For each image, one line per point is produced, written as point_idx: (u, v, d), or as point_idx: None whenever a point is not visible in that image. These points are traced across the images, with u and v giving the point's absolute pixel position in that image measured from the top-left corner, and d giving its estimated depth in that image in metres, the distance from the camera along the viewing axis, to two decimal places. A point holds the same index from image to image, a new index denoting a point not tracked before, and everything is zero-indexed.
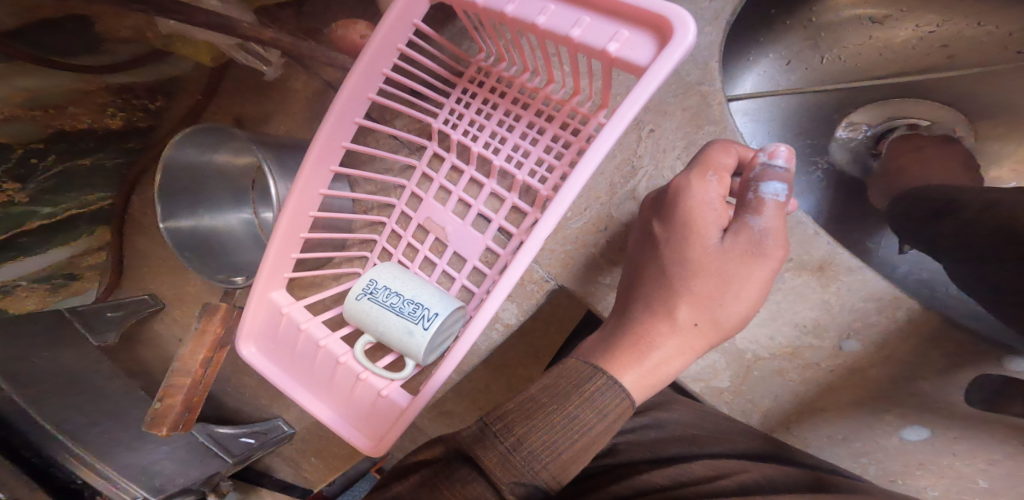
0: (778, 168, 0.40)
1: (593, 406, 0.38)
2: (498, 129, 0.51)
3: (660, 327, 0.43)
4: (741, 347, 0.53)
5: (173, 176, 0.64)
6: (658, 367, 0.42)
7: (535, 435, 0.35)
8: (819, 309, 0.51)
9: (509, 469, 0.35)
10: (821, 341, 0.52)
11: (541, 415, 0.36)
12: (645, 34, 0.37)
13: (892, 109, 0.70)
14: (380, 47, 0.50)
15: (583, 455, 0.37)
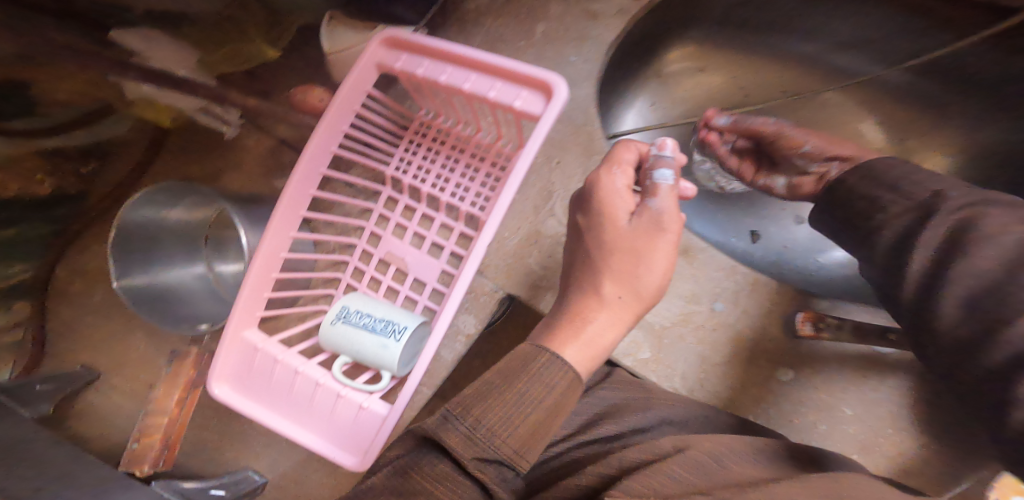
0: (667, 156, 0.53)
1: (538, 379, 0.44)
2: (442, 171, 0.64)
3: (594, 308, 0.53)
4: (651, 325, 0.58)
5: (131, 236, 0.70)
6: (593, 341, 0.51)
7: (499, 419, 0.41)
8: (731, 287, 0.55)
9: (477, 457, 0.40)
10: (739, 312, 0.56)
11: (503, 399, 0.42)
12: (539, 94, 0.51)
13: None
14: (340, 110, 0.60)
15: (538, 432, 0.42)
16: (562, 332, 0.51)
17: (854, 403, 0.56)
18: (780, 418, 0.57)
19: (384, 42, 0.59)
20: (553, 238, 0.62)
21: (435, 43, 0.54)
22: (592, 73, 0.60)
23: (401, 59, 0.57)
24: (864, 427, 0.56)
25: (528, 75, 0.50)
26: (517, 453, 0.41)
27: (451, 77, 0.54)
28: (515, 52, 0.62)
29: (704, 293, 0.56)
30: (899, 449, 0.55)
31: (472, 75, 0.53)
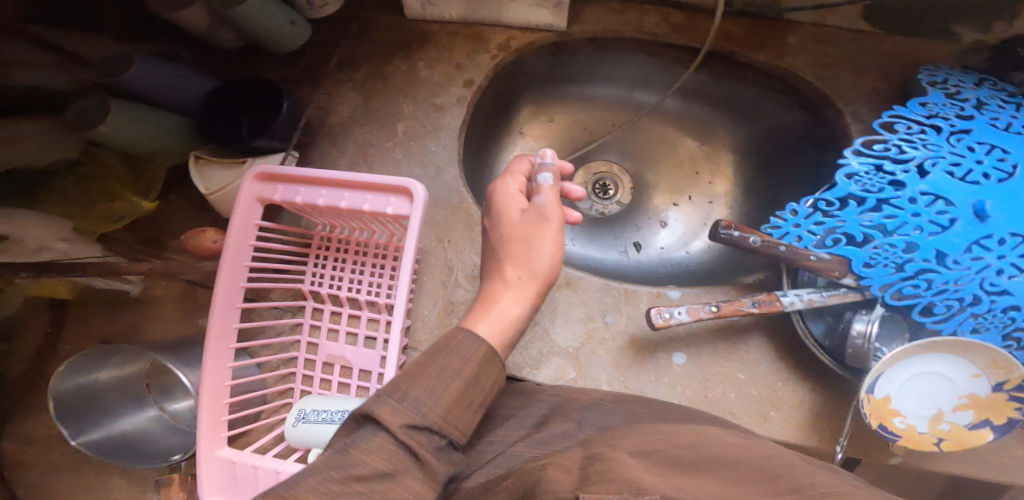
0: (547, 163, 0.55)
1: (459, 353, 0.41)
2: (352, 274, 0.68)
3: (494, 289, 0.51)
4: (563, 348, 0.65)
5: (70, 403, 0.60)
6: (506, 313, 0.49)
7: (399, 419, 0.36)
8: (612, 300, 0.66)
9: (395, 455, 0.34)
10: (628, 318, 0.66)
11: (405, 389, 0.37)
12: (406, 197, 0.51)
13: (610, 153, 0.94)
14: (237, 250, 0.55)
15: (465, 402, 0.40)
16: (463, 347, 0.42)
17: (746, 368, 0.63)
18: (694, 394, 0.62)
19: (257, 178, 0.54)
20: (466, 303, 0.63)
21: (302, 170, 0.52)
22: (451, 157, 0.66)
23: (276, 191, 0.54)
24: (763, 386, 0.62)
25: (390, 183, 0.50)
26: (430, 452, 0.36)
27: (327, 198, 0.52)
28: (382, 152, 0.66)
29: (593, 310, 0.66)
30: (798, 402, 0.61)
31: (345, 192, 0.52)
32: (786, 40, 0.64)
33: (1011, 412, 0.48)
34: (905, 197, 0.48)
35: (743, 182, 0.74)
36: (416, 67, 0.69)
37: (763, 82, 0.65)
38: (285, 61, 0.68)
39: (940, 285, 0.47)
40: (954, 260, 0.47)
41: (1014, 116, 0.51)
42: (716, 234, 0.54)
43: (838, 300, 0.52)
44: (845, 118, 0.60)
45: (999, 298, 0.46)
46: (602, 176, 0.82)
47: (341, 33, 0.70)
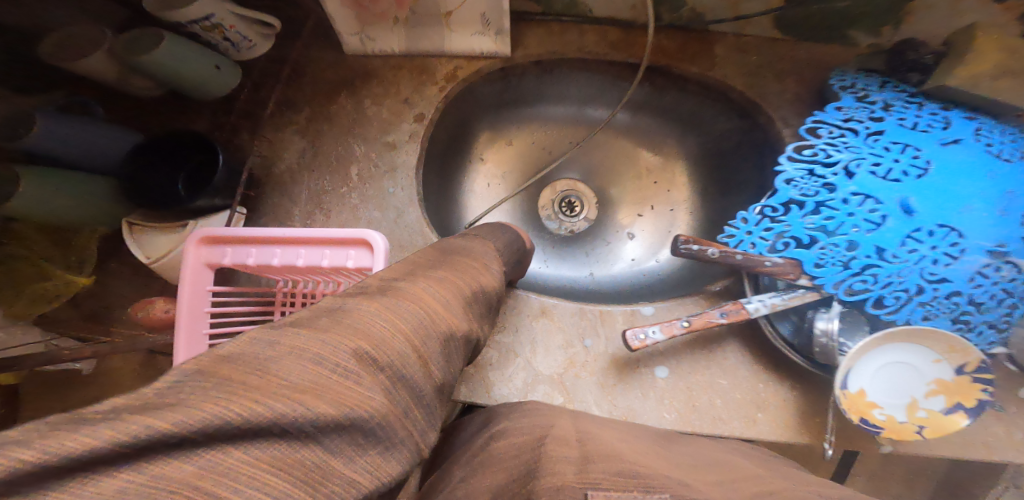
0: None
1: (436, 283, 0.39)
2: None
3: (465, 259, 0.47)
4: (548, 376, 0.64)
5: None
6: (479, 282, 0.45)
7: (412, 316, 0.33)
8: (589, 323, 0.66)
9: (410, 351, 0.32)
10: (606, 339, 0.66)
11: (418, 298, 0.35)
12: (366, 249, 0.51)
13: (595, 163, 0.83)
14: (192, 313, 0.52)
15: (427, 335, 0.34)
16: (463, 283, 0.42)
17: (727, 374, 0.63)
18: (681, 408, 0.62)
19: (201, 241, 0.52)
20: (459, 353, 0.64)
21: (250, 230, 0.51)
22: (410, 197, 0.65)
23: (224, 254, 0.51)
24: (747, 390, 0.62)
25: (346, 237, 0.50)
26: (436, 367, 0.35)
27: (284, 257, 0.52)
28: (338, 199, 0.64)
29: (571, 335, 0.66)
30: (782, 401, 0.62)
31: (301, 249, 0.52)
32: (714, 51, 0.66)
33: (977, 394, 0.52)
34: (839, 198, 0.51)
35: (696, 189, 0.76)
36: (362, 105, 0.67)
37: (701, 94, 0.68)
38: (218, 108, 0.64)
39: (886, 278, 0.50)
40: (893, 253, 0.50)
41: (919, 112, 0.53)
42: (676, 250, 0.55)
43: (798, 302, 0.52)
44: (776, 125, 0.63)
45: (941, 286, 0.49)
46: (567, 194, 0.83)
47: (275, 74, 0.67)
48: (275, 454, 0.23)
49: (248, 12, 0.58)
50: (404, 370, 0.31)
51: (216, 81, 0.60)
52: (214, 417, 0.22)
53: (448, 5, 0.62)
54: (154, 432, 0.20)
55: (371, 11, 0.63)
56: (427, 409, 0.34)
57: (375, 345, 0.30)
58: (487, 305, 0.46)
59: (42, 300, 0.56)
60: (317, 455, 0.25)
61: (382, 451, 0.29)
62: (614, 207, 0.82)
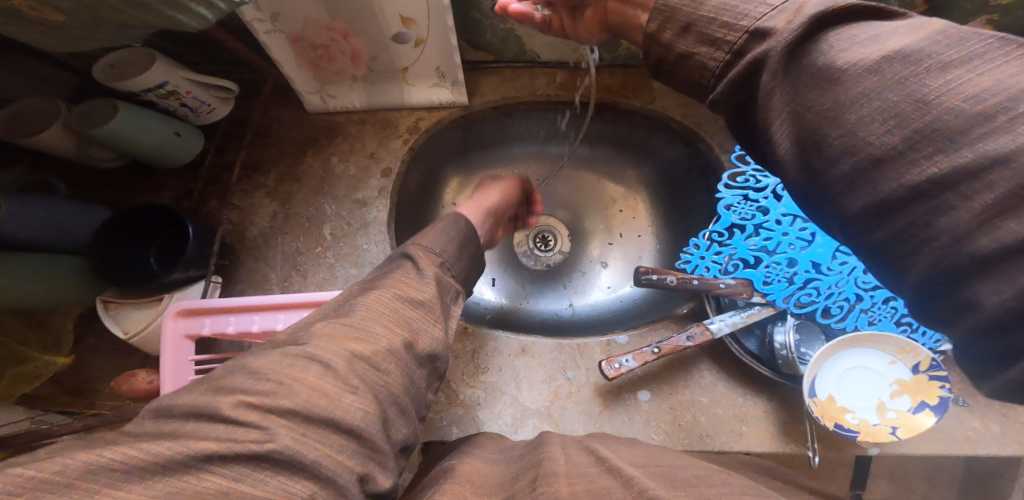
0: None
1: (367, 307, 0.36)
2: None
3: (398, 267, 0.42)
4: (536, 409, 0.64)
5: None
6: (412, 292, 0.39)
7: (325, 359, 0.31)
8: (569, 356, 0.67)
9: (313, 387, 0.29)
10: (587, 369, 0.66)
11: (334, 335, 0.33)
12: None
13: (563, 196, 0.87)
14: (177, 366, 0.52)
15: (355, 363, 0.32)
16: (383, 294, 0.38)
17: (706, 392, 0.64)
18: (668, 429, 0.62)
19: (178, 314, 0.53)
20: (446, 401, 0.64)
21: (228, 300, 0.53)
22: (385, 250, 0.66)
23: (204, 323, 0.53)
24: (730, 405, 0.62)
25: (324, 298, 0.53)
26: (369, 389, 0.31)
27: (262, 324, 0.54)
28: (313, 259, 0.65)
29: (553, 368, 0.66)
30: (763, 413, 0.62)
31: (279, 313, 0.55)
32: (652, 84, 0.74)
33: (937, 391, 0.53)
34: (772, 220, 0.58)
35: (660, 216, 0.81)
36: (329, 163, 0.69)
37: (647, 123, 0.75)
38: (183, 175, 0.65)
39: (827, 289, 0.56)
40: (828, 266, 0.55)
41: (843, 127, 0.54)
42: (640, 279, 0.67)
43: (755, 317, 0.61)
44: (713, 149, 0.70)
45: (876, 291, 0.54)
46: (540, 228, 0.86)
47: (238, 138, 0.68)
48: (172, 490, 0.23)
49: (203, 78, 0.58)
50: (309, 406, 0.28)
51: (183, 146, 0.61)
52: (114, 456, 0.23)
53: (403, 62, 0.66)
54: (129, 458, 0.23)
55: (329, 72, 0.65)
56: (375, 437, 0.31)
57: (254, 394, 0.28)
58: (428, 309, 0.39)
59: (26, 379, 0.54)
60: (221, 487, 0.24)
61: (302, 482, 0.27)
62: (584, 236, 0.85)
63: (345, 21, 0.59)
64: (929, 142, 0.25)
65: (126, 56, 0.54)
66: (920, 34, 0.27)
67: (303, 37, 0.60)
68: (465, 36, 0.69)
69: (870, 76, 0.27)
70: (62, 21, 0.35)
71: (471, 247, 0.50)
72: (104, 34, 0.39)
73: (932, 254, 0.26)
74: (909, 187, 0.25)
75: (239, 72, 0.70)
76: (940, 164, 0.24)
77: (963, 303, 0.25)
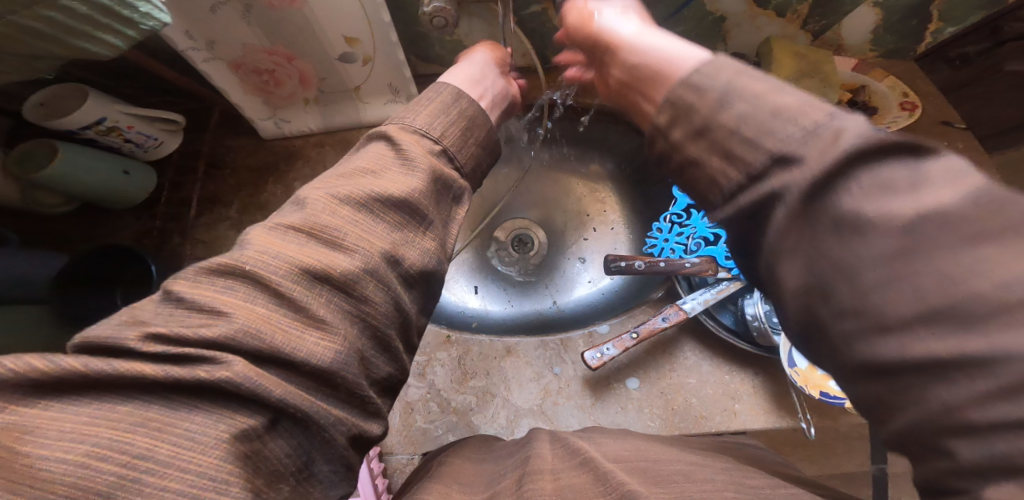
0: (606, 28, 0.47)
1: (342, 209, 0.31)
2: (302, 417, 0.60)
3: (375, 150, 0.36)
4: (528, 409, 0.64)
5: None
6: (392, 187, 0.32)
7: (288, 274, 0.27)
8: (553, 352, 0.67)
9: (263, 318, 0.26)
10: (573, 363, 0.66)
11: (296, 239, 0.29)
12: None
13: (532, 198, 0.88)
14: None
15: (314, 283, 0.28)
16: (354, 193, 0.31)
17: (693, 374, 0.64)
18: (661, 414, 0.62)
19: None
20: (436, 409, 0.64)
21: None
22: None
23: None
24: (717, 384, 0.63)
25: None
26: (339, 320, 0.28)
27: None
28: None
29: (540, 366, 0.66)
30: (752, 388, 0.63)
31: None
32: None
33: None
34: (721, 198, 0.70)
35: (628, 206, 0.83)
36: (291, 188, 0.69)
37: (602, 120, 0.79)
38: (141, 213, 0.65)
39: None
40: None
41: None
42: (610, 267, 0.68)
43: (724, 292, 0.63)
44: None
45: None
46: (518, 233, 0.87)
47: (195, 171, 0.68)
48: (101, 407, 0.22)
49: (143, 111, 0.58)
50: (258, 340, 0.25)
51: (129, 183, 0.60)
52: (23, 366, 0.21)
53: (354, 81, 0.66)
54: (61, 369, 0.21)
55: (278, 96, 0.66)
56: (351, 377, 0.28)
57: (185, 325, 0.25)
58: (419, 216, 0.33)
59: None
60: (160, 413, 0.22)
61: (257, 414, 0.24)
62: (559, 234, 0.86)
63: (285, 44, 0.60)
64: (940, 320, 0.21)
65: (55, 94, 0.53)
66: (965, 181, 0.22)
67: (245, 63, 0.61)
68: (412, 51, 0.70)
69: (884, 221, 0.22)
70: None
71: (480, 132, 0.42)
72: (34, 66, 0.40)
73: (916, 415, 0.21)
74: (916, 360, 0.21)
75: (187, 104, 0.70)
76: (951, 344, 0.20)
77: (932, 449, 0.21)
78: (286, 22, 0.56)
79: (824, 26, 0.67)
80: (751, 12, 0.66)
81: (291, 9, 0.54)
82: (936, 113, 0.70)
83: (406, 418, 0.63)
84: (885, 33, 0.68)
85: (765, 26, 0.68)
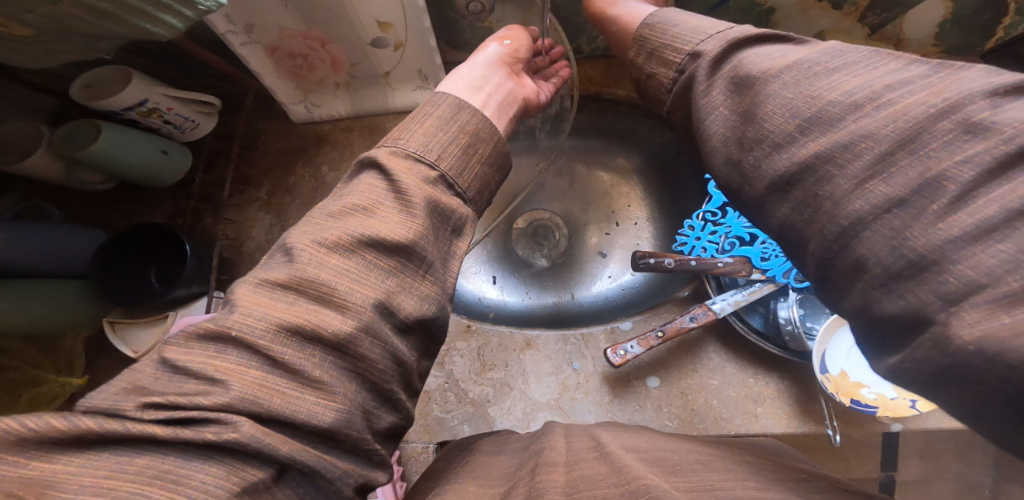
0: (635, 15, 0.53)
1: (330, 263, 0.30)
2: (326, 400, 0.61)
3: (363, 184, 0.35)
4: (545, 403, 0.64)
5: None
6: (384, 231, 0.31)
7: (275, 342, 0.27)
8: (574, 347, 0.67)
9: (258, 383, 0.26)
10: (593, 359, 0.66)
11: (278, 303, 0.28)
12: None
13: (557, 190, 0.86)
14: None
15: (304, 345, 0.27)
16: (343, 241, 0.30)
17: (716, 375, 0.63)
18: (680, 414, 0.61)
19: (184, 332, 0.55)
20: (450, 397, 0.64)
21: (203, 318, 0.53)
22: None
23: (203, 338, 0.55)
24: (739, 387, 0.62)
25: None
26: (335, 377, 0.28)
27: None
28: None
29: (559, 360, 0.66)
30: (776, 393, 0.61)
31: None
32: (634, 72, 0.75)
33: None
34: None
35: (653, 202, 0.81)
36: (319, 173, 0.70)
37: (635, 112, 0.77)
38: (175, 193, 0.66)
39: None
40: None
41: None
42: (637, 264, 0.66)
43: (756, 294, 0.61)
44: None
45: None
46: (538, 223, 0.86)
47: (227, 153, 0.69)
48: (116, 461, 0.22)
49: (182, 94, 0.58)
50: (255, 406, 0.25)
51: (166, 164, 0.61)
52: (41, 424, 0.22)
53: (384, 67, 0.66)
54: (80, 427, 0.23)
55: (310, 81, 0.66)
56: (354, 432, 0.28)
57: (183, 394, 0.25)
58: (415, 260, 0.32)
59: (42, 402, 0.53)
60: (174, 465, 0.23)
61: (265, 468, 0.25)
62: (582, 227, 0.85)
63: (320, 29, 0.59)
64: (899, 160, 0.27)
65: (101, 75, 0.54)
66: (918, 79, 0.29)
67: (280, 47, 0.60)
68: (444, 37, 0.69)
69: (861, 114, 0.29)
70: (30, 35, 0.36)
71: (483, 148, 0.40)
72: (81, 47, 0.40)
73: (895, 256, 0.26)
74: (881, 203, 0.27)
75: (220, 85, 0.70)
76: (900, 183, 0.26)
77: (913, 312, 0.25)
78: (322, 6, 0.56)
79: (884, 19, 0.64)
80: (804, 5, 0.64)
81: None
82: None
83: (423, 406, 0.64)
84: (948, 27, 0.63)
85: (818, 19, 0.66)
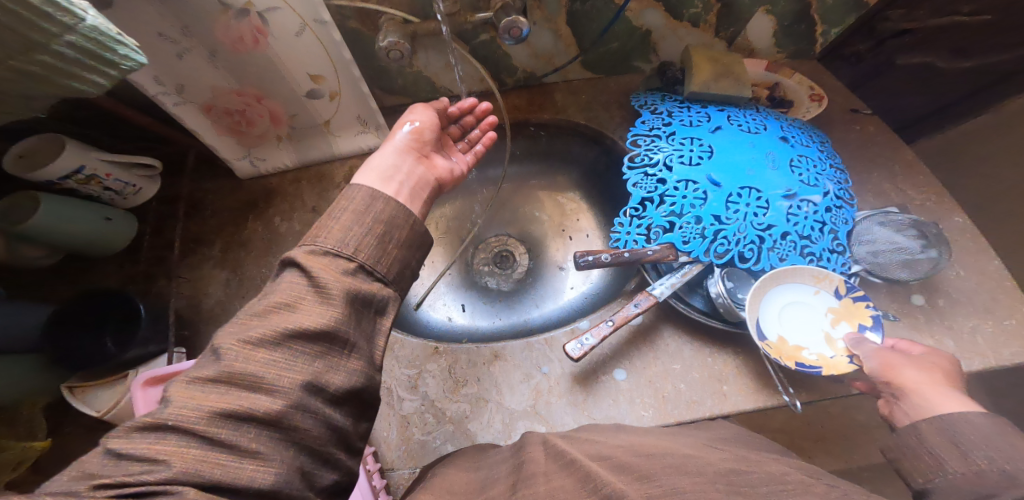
0: None
1: (258, 357, 0.32)
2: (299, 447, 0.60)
3: (287, 282, 0.37)
4: (523, 411, 0.65)
5: None
6: (307, 321, 0.34)
7: (214, 427, 0.30)
8: (540, 352, 0.69)
9: (200, 459, 0.29)
10: (560, 361, 0.68)
11: (212, 394, 0.31)
12: None
13: (512, 213, 0.91)
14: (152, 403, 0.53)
15: (242, 426, 0.31)
16: (267, 336, 0.33)
17: (676, 359, 0.66)
18: (652, 403, 0.64)
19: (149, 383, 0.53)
20: (420, 416, 0.65)
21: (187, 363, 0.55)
22: None
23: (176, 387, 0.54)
24: (701, 367, 0.65)
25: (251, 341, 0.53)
26: (271, 447, 0.31)
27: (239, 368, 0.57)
28: None
29: (528, 367, 0.68)
30: (736, 370, 0.65)
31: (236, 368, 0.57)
32: (554, 97, 0.82)
33: (867, 311, 0.58)
34: (672, 188, 0.64)
35: (595, 211, 0.87)
36: (272, 224, 0.72)
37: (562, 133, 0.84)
38: (124, 259, 0.66)
39: (733, 236, 0.62)
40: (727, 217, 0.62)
41: (689, 112, 0.70)
42: (578, 263, 0.69)
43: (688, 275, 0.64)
44: (620, 143, 0.78)
45: (771, 231, 0.61)
46: (500, 250, 0.89)
47: (174, 215, 0.70)
48: None
49: (118, 157, 0.60)
50: (199, 479, 0.28)
51: (111, 229, 0.62)
52: None
53: (322, 116, 0.70)
54: None
55: (250, 136, 0.69)
56: (294, 491, 0.32)
57: (130, 472, 0.28)
58: (340, 343, 0.35)
59: (5, 469, 0.52)
60: None
61: None
62: (541, 245, 0.89)
63: (253, 86, 0.64)
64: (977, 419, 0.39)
65: (32, 145, 0.56)
66: None
67: (215, 105, 0.64)
68: (375, 84, 0.75)
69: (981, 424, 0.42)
70: None
71: (399, 233, 0.42)
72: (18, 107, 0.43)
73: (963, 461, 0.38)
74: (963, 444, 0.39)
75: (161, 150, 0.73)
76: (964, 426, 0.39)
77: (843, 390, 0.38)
78: (252, 65, 0.60)
79: (733, 33, 0.74)
80: (671, 26, 0.73)
81: (255, 52, 0.58)
82: (847, 102, 0.77)
83: (402, 431, 0.64)
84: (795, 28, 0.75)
85: (692, 38, 0.75)
